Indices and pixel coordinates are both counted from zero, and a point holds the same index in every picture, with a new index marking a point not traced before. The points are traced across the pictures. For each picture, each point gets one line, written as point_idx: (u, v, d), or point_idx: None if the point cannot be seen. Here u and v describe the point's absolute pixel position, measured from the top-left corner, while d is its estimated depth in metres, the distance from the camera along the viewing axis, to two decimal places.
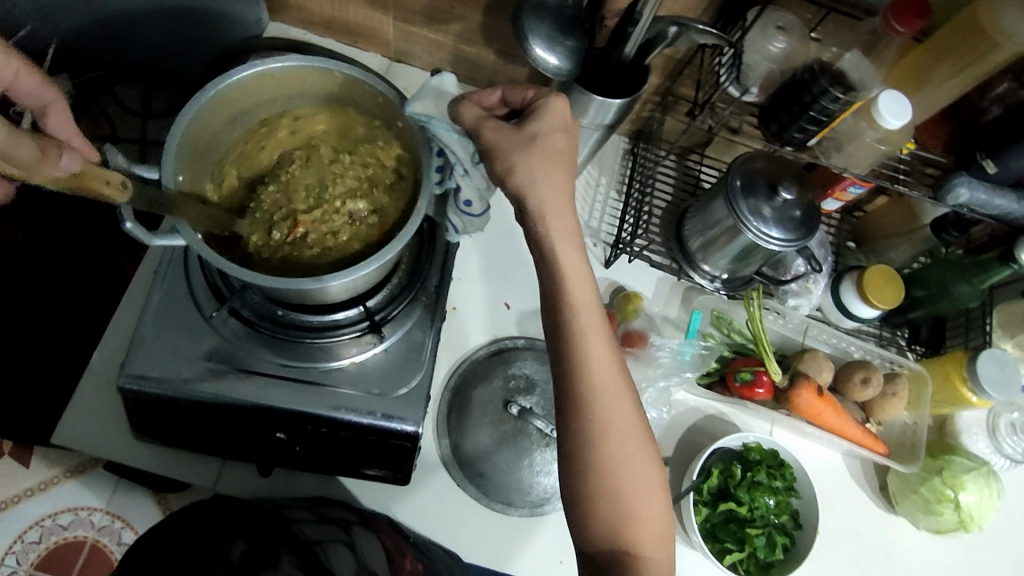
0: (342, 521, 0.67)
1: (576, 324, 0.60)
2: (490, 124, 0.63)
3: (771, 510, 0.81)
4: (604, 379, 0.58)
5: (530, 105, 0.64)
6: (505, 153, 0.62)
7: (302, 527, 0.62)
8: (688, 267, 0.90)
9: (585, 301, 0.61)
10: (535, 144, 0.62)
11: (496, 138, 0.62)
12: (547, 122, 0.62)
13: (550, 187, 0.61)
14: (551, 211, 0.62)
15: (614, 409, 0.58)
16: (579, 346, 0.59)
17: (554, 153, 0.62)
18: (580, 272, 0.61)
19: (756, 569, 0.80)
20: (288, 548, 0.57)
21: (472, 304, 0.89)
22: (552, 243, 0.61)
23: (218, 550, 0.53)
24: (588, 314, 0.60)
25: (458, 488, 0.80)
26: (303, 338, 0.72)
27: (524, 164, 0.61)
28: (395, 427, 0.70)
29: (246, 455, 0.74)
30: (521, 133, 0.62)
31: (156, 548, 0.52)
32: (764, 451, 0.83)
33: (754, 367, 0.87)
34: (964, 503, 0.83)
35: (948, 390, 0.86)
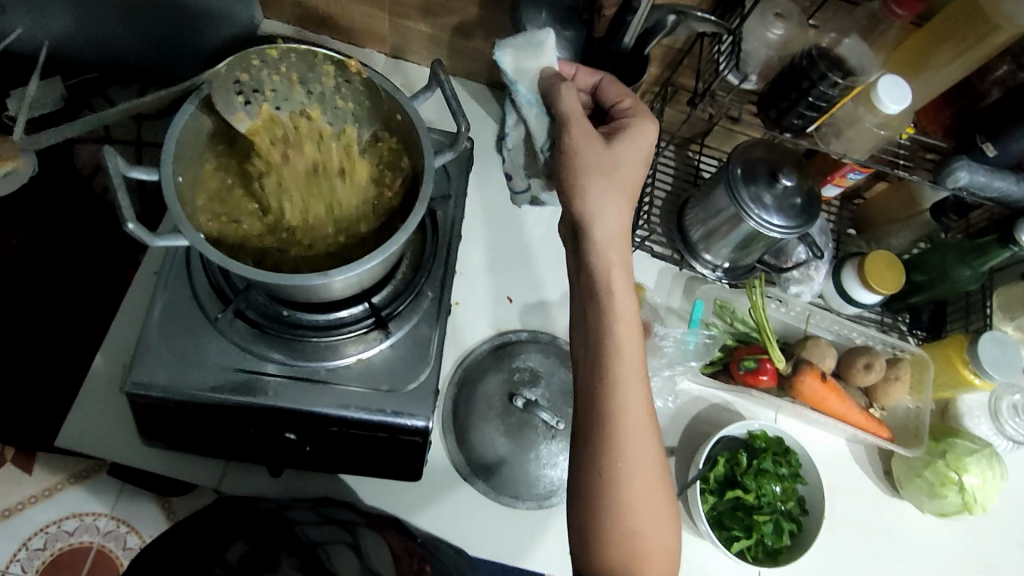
0: (347, 521, 0.67)
1: (618, 365, 0.59)
2: (578, 126, 0.64)
3: (778, 498, 0.81)
4: (635, 419, 0.58)
5: (619, 123, 0.67)
6: None
7: (302, 523, 0.63)
8: (691, 256, 0.90)
9: (632, 339, 0.61)
10: (617, 172, 0.64)
11: (584, 152, 0.63)
12: (635, 146, 0.65)
13: None
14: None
15: (634, 440, 0.58)
16: (617, 384, 0.59)
17: (624, 186, 0.64)
18: (631, 317, 0.62)
19: (763, 555, 0.81)
20: (286, 545, 0.57)
21: (475, 299, 0.89)
22: None
23: (214, 555, 0.54)
24: (631, 358, 0.60)
25: (463, 481, 0.80)
26: (308, 336, 0.71)
27: (592, 189, 0.63)
28: (404, 423, 0.70)
29: (256, 455, 0.75)
30: (606, 156, 0.63)
31: (157, 557, 0.54)
32: (769, 438, 0.83)
33: (758, 355, 0.87)
34: (968, 486, 0.84)
35: (950, 372, 0.87)
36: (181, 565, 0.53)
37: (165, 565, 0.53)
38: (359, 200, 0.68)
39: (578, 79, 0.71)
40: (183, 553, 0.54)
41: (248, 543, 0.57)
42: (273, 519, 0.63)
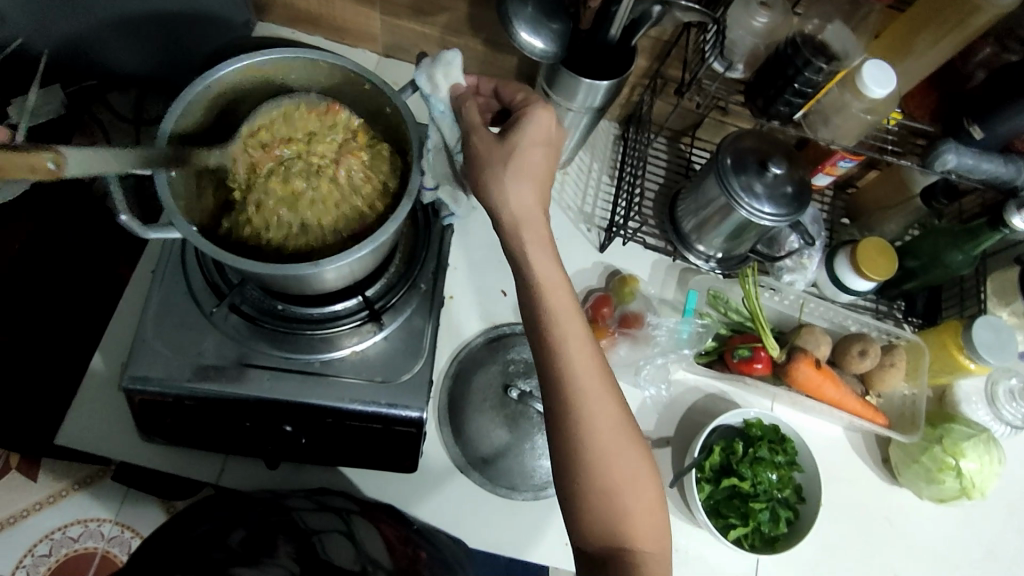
0: (342, 509, 0.68)
1: (555, 331, 0.59)
2: (478, 132, 0.64)
3: (774, 485, 0.81)
4: (587, 382, 0.58)
5: (517, 113, 0.65)
6: (484, 165, 0.63)
7: (300, 514, 0.63)
8: (684, 248, 0.91)
9: (564, 306, 0.61)
10: (514, 158, 0.62)
11: (481, 149, 0.63)
12: (533, 131, 0.63)
13: (525, 175, 0.62)
14: (515, 202, 0.61)
15: (597, 402, 0.58)
16: (559, 351, 0.59)
17: (530, 169, 0.62)
18: (555, 275, 0.61)
19: (761, 544, 0.81)
20: (285, 532, 0.59)
21: (470, 292, 0.89)
22: (529, 223, 0.62)
23: (217, 537, 0.54)
24: (567, 317, 0.60)
25: (461, 473, 0.80)
26: (304, 330, 0.72)
27: (497, 181, 0.62)
28: (399, 414, 0.71)
29: (253, 449, 0.75)
30: (502, 147, 0.62)
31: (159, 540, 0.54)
32: (764, 426, 0.83)
33: (752, 343, 0.87)
34: (966, 471, 0.83)
35: (945, 358, 0.87)
36: (183, 548, 0.51)
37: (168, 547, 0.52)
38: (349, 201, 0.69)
39: (478, 87, 0.72)
40: (184, 540, 0.52)
41: (248, 529, 0.57)
42: (270, 505, 0.64)
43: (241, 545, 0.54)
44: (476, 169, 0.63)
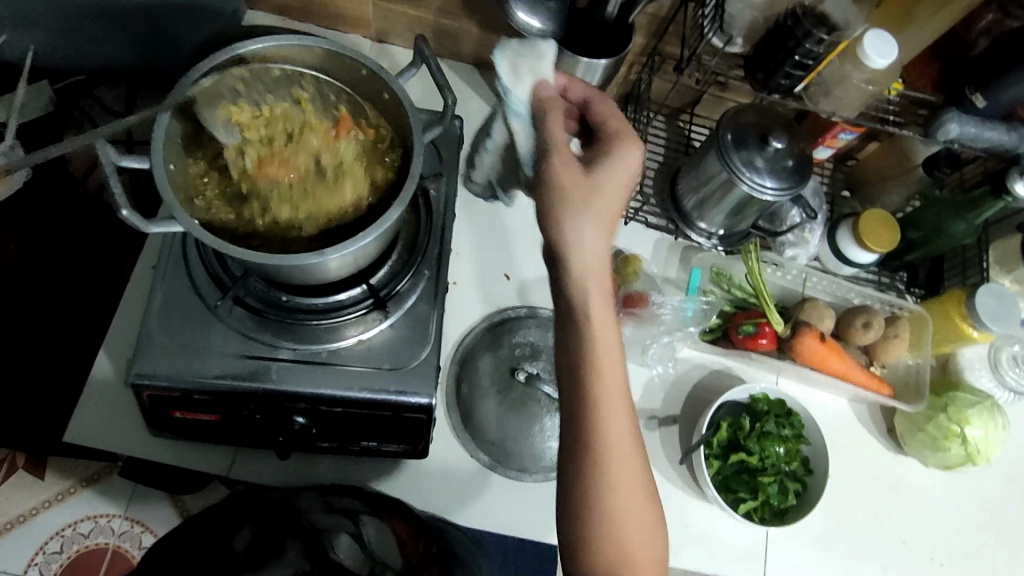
0: (352, 509, 0.66)
1: (595, 369, 0.58)
2: (560, 155, 0.60)
3: (781, 458, 0.82)
4: (616, 425, 0.57)
5: (605, 144, 0.62)
6: (564, 197, 0.59)
7: (309, 511, 0.64)
8: (686, 226, 0.90)
9: (613, 376, 0.58)
10: (592, 202, 0.59)
11: (566, 182, 0.59)
12: (615, 175, 0.61)
13: (596, 220, 0.59)
14: (585, 246, 0.59)
15: (621, 446, 0.57)
16: (596, 389, 0.57)
17: (605, 213, 0.59)
18: (601, 311, 0.59)
19: (770, 516, 0.82)
20: (290, 532, 0.59)
21: (473, 277, 0.89)
22: (590, 260, 0.59)
23: (219, 545, 0.57)
24: (608, 359, 0.58)
25: (471, 457, 0.81)
26: (309, 320, 0.72)
27: (567, 221, 0.59)
28: (408, 400, 0.71)
29: (263, 440, 0.75)
30: (585, 184, 0.59)
31: (166, 552, 0.57)
32: (770, 401, 0.84)
33: (756, 319, 0.87)
34: (971, 437, 0.84)
35: (948, 327, 0.88)
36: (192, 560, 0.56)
37: (175, 561, 0.56)
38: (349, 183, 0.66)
39: (567, 91, 0.68)
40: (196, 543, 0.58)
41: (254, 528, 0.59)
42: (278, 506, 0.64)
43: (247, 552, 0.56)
44: (546, 199, 0.60)
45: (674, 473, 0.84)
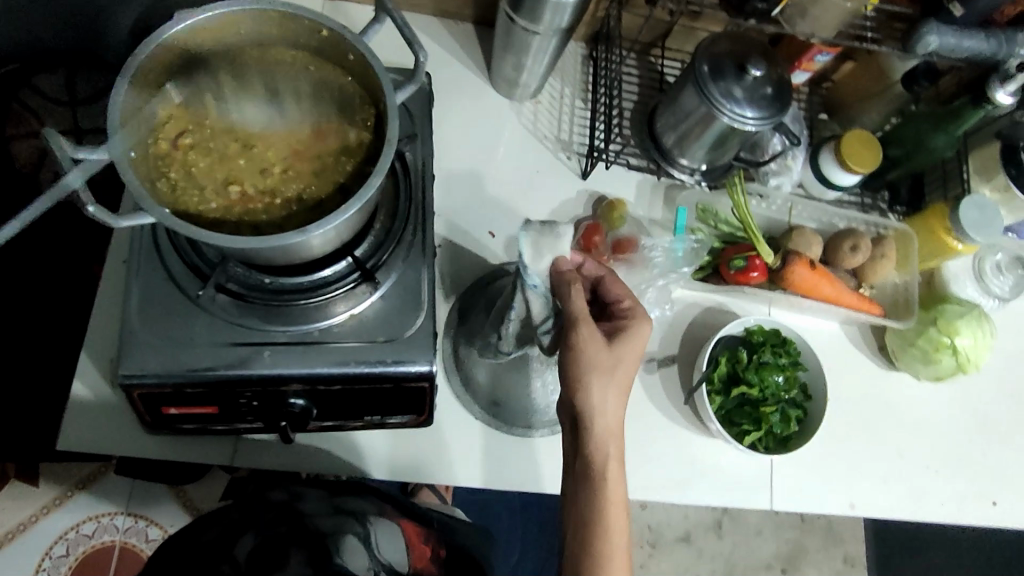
0: (358, 511, 0.67)
1: (607, 491, 0.64)
2: (587, 326, 0.65)
3: (781, 387, 0.84)
4: (617, 538, 0.64)
5: (621, 320, 0.68)
6: (589, 371, 0.64)
7: (314, 515, 0.64)
8: (667, 164, 0.90)
9: (618, 498, 0.65)
10: (615, 371, 0.65)
11: (594, 354, 0.65)
12: (635, 346, 0.67)
13: (615, 380, 0.65)
14: (609, 408, 0.65)
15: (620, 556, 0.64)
16: (604, 509, 0.64)
17: (624, 381, 0.66)
18: (613, 438, 0.66)
19: (774, 444, 0.84)
20: (295, 539, 0.60)
21: (459, 239, 0.86)
22: (609, 406, 0.65)
23: (220, 552, 0.58)
24: (616, 486, 0.65)
25: (476, 419, 0.81)
26: (296, 300, 0.69)
27: (592, 387, 0.64)
28: (407, 370, 0.69)
29: (263, 426, 0.73)
30: (609, 356, 0.65)
31: (168, 558, 0.59)
32: (766, 332, 0.86)
33: (746, 253, 0.86)
34: (961, 347, 0.86)
35: (933, 242, 0.88)
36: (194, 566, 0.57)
37: (179, 563, 0.58)
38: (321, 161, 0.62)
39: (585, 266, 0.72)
40: (195, 550, 0.59)
41: (256, 537, 0.60)
42: (283, 511, 0.64)
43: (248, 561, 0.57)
44: (575, 367, 0.65)
45: (676, 411, 0.86)
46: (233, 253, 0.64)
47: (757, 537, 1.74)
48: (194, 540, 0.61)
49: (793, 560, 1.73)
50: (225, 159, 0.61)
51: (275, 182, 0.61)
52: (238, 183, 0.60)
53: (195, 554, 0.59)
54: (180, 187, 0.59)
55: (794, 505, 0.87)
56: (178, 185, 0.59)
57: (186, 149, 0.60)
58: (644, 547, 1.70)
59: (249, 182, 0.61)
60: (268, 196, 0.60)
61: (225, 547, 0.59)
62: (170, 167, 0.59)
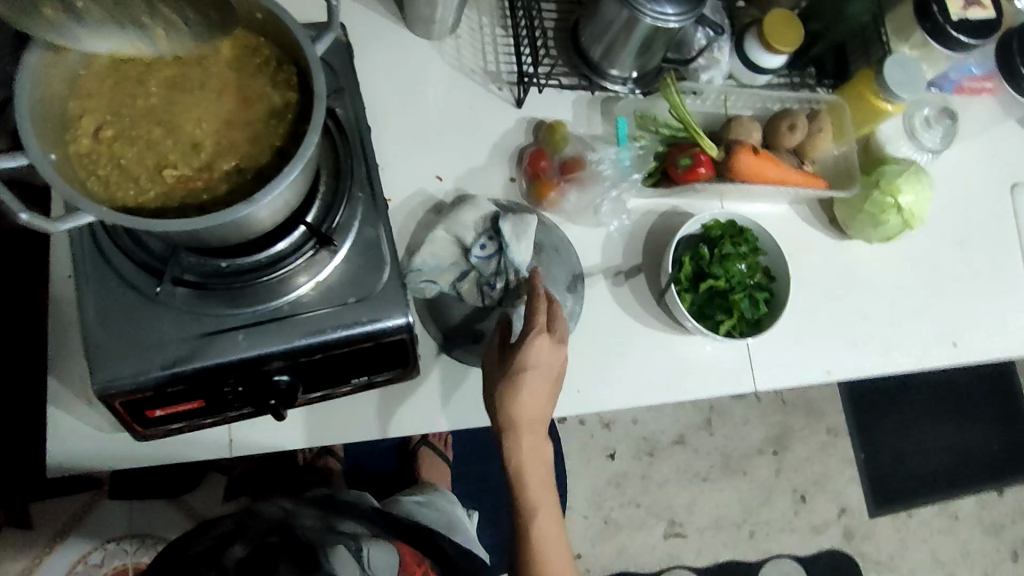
0: (349, 531, 0.85)
1: (518, 471, 0.75)
2: (496, 347, 0.76)
3: (745, 274, 0.87)
4: (538, 501, 0.77)
5: (525, 331, 0.73)
6: (491, 380, 0.75)
7: (304, 527, 0.81)
8: (598, 78, 0.89)
9: (532, 474, 0.76)
10: (513, 381, 0.72)
11: (495, 369, 0.75)
12: (531, 361, 0.72)
13: (513, 390, 0.72)
14: (512, 409, 0.73)
15: (539, 516, 0.77)
16: (521, 480, 0.76)
17: (525, 388, 0.72)
18: (528, 428, 0.74)
19: (747, 329, 0.87)
20: (284, 549, 0.77)
21: (407, 190, 0.86)
22: (513, 407, 0.73)
23: (213, 560, 0.75)
24: (531, 465, 0.75)
25: (461, 364, 0.81)
26: (257, 276, 0.68)
27: (495, 394, 0.73)
28: (384, 325, 0.69)
29: (253, 409, 0.73)
30: (508, 369, 0.73)
31: (173, 559, 0.77)
32: (722, 225, 0.88)
33: (691, 150, 0.87)
34: (904, 205, 0.89)
35: (864, 108, 0.91)
36: (192, 565, 0.74)
37: (180, 565, 0.75)
38: (252, 127, 0.59)
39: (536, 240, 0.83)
40: (190, 557, 0.75)
41: (246, 545, 0.77)
42: (280, 524, 0.80)
43: (236, 567, 0.75)
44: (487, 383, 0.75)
45: (651, 317, 0.89)
46: (183, 240, 0.62)
47: (745, 425, 1.84)
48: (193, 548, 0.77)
49: (781, 440, 1.84)
50: (153, 145, 0.58)
51: (211, 158, 0.58)
52: (172, 167, 0.57)
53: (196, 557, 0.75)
54: (113, 184, 0.56)
55: (775, 382, 0.92)
56: (112, 182, 0.56)
57: (110, 143, 0.57)
58: (644, 458, 1.77)
59: (183, 164, 0.58)
60: (205, 173, 0.58)
61: (217, 559, 0.75)
62: (99, 164, 0.56)
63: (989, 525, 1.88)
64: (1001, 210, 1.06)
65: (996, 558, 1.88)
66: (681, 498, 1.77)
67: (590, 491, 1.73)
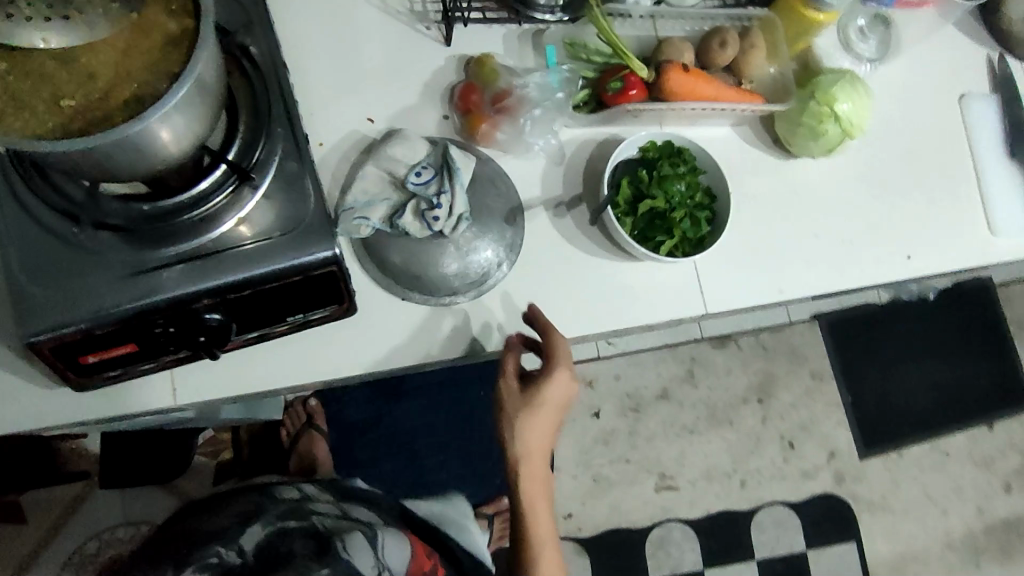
0: (364, 520, 0.93)
1: (525, 490, 0.87)
2: (507, 382, 0.83)
3: (685, 195, 0.86)
4: (537, 516, 0.88)
5: (542, 372, 0.83)
6: (508, 416, 0.83)
7: (322, 515, 0.90)
8: (526, 9, 0.88)
9: (535, 489, 0.87)
10: (534, 412, 0.82)
11: (511, 404, 0.83)
12: (549, 397, 0.83)
13: (530, 420, 0.83)
14: (527, 437, 0.83)
15: (540, 525, 0.89)
16: (527, 498, 0.87)
17: (542, 418, 0.83)
18: (537, 455, 0.85)
19: (690, 249, 0.87)
20: (304, 530, 0.84)
21: (338, 133, 0.86)
22: (528, 435, 0.83)
23: (228, 527, 0.83)
24: (535, 485, 0.87)
25: (404, 300, 0.83)
26: (178, 214, 0.67)
27: (513, 427, 0.82)
28: (309, 258, 0.69)
29: (189, 353, 0.73)
30: (529, 403, 0.82)
31: (190, 515, 0.88)
32: (659, 148, 0.87)
33: (621, 73, 0.87)
34: (842, 112, 0.88)
35: (796, 20, 0.91)
36: (209, 531, 0.82)
37: (203, 522, 0.84)
38: (146, 56, 0.58)
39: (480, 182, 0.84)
40: (206, 531, 0.82)
41: (263, 526, 0.84)
42: (299, 509, 0.90)
43: (249, 545, 0.81)
44: (504, 418, 0.83)
45: (595, 246, 0.89)
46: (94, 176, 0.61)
47: (728, 376, 1.83)
48: (208, 537, 0.80)
49: (766, 388, 1.83)
50: (45, 75, 0.57)
51: (105, 88, 0.58)
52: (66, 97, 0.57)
53: (211, 541, 0.80)
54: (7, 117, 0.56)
55: (726, 303, 0.91)
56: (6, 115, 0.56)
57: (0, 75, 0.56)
58: (630, 415, 1.76)
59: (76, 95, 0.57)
60: (100, 105, 0.58)
61: (233, 539, 0.81)
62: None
63: (980, 459, 1.88)
64: (950, 121, 1.05)
65: (989, 492, 1.87)
66: (670, 451, 1.76)
67: (577, 451, 1.72)
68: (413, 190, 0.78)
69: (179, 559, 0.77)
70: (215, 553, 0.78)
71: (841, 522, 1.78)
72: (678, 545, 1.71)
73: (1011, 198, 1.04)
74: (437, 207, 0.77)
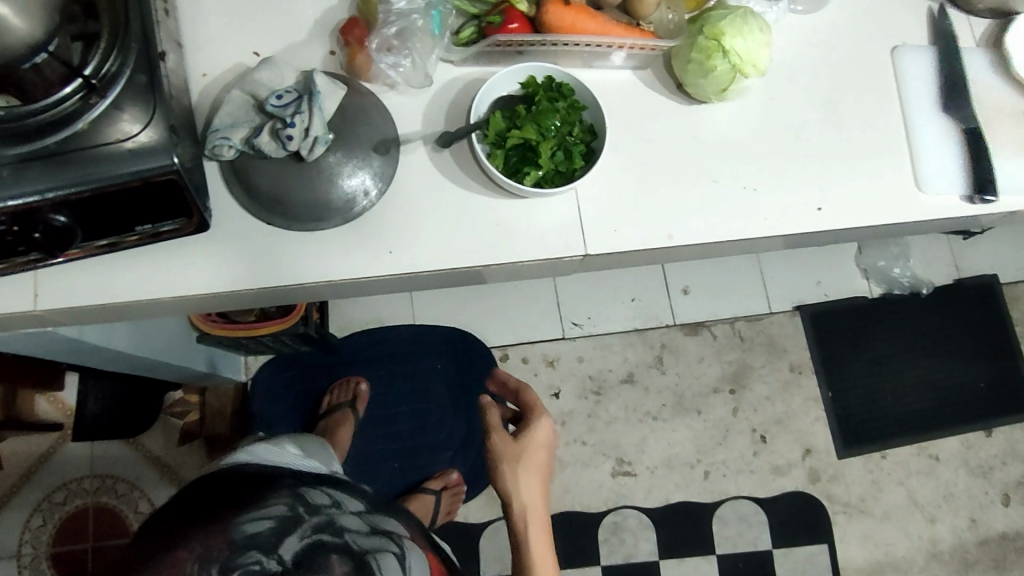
0: (391, 531, 0.89)
1: (523, 510, 1.15)
2: (497, 434, 1.20)
3: (562, 129, 0.85)
4: (536, 511, 1.16)
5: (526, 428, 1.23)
6: (501, 464, 1.18)
7: (355, 530, 0.83)
8: None
9: (529, 503, 1.15)
10: (523, 454, 1.19)
11: (504, 447, 1.19)
12: (534, 440, 1.21)
13: (529, 480, 1.17)
14: (521, 490, 1.16)
15: (537, 511, 1.15)
16: (526, 518, 1.14)
17: (534, 466, 1.19)
18: (536, 499, 1.17)
19: (562, 182, 0.87)
20: (343, 550, 0.79)
21: (222, 64, 0.88)
22: (523, 482, 1.17)
23: (243, 536, 0.74)
24: (530, 502, 1.16)
25: (270, 226, 0.84)
26: (21, 116, 0.68)
27: (515, 481, 1.16)
28: (148, 164, 0.71)
29: (38, 253, 0.76)
30: (517, 448, 1.20)
31: (188, 511, 0.79)
32: (537, 84, 0.86)
33: (501, 8, 0.87)
34: (732, 48, 0.87)
35: None
36: (214, 536, 0.74)
37: (208, 512, 0.78)
38: None
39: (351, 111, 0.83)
40: (223, 519, 0.76)
41: (298, 535, 0.77)
42: (335, 524, 0.81)
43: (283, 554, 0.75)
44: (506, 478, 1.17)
45: (471, 181, 0.88)
46: None
47: (699, 364, 1.76)
48: (243, 532, 0.75)
49: (739, 379, 1.76)
50: None
51: None
52: None
53: (251, 543, 0.74)
54: None
55: (607, 245, 0.88)
56: None
57: None
58: (591, 397, 1.72)
59: None
60: None
61: (273, 546, 0.75)
62: None
63: (977, 467, 1.74)
64: (879, 74, 0.99)
65: (985, 502, 1.73)
66: (631, 436, 1.71)
67: None
68: (272, 114, 0.78)
69: (214, 560, 0.73)
70: (254, 560, 0.74)
71: (813, 522, 1.69)
72: (633, 532, 1.65)
73: (945, 152, 0.96)
74: (290, 126, 0.77)
